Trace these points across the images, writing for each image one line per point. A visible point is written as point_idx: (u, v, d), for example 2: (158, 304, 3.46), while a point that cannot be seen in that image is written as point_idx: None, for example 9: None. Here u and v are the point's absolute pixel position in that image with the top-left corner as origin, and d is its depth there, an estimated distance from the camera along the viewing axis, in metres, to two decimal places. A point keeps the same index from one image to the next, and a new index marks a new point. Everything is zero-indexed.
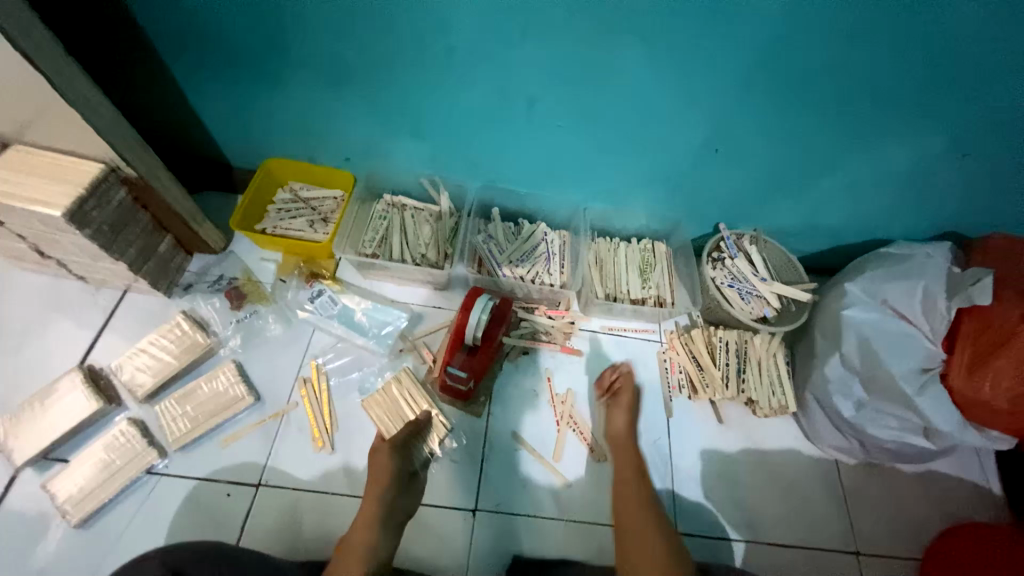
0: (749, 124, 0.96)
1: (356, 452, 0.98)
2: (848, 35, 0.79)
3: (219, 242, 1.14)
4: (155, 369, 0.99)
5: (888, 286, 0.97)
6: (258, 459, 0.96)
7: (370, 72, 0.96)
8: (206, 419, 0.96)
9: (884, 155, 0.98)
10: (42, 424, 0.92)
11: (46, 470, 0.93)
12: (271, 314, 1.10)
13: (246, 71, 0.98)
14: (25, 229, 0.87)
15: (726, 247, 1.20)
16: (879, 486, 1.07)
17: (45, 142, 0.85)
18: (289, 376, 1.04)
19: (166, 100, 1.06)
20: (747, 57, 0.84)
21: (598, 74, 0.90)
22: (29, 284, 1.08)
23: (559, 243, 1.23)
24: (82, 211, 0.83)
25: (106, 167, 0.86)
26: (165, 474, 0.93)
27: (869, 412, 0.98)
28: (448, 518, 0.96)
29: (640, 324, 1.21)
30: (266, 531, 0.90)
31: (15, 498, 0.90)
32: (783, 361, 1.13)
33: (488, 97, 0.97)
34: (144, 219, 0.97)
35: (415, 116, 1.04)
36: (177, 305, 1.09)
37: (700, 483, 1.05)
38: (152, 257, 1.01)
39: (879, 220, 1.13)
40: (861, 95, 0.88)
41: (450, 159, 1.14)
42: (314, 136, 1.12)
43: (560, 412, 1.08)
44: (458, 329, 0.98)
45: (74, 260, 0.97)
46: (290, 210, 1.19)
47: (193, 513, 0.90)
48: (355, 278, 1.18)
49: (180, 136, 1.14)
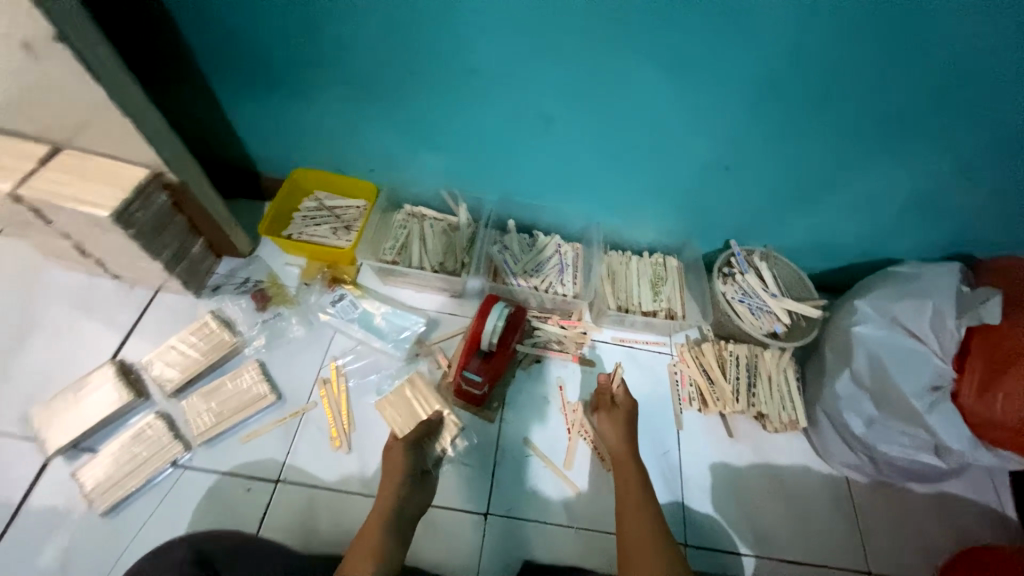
0: (757, 142, 1.00)
1: (370, 454, 1.01)
2: (853, 57, 0.83)
3: (246, 245, 1.19)
4: (184, 365, 1.03)
5: (898, 303, 0.99)
6: (278, 456, 0.99)
7: (397, 88, 1.01)
8: (229, 415, 1.00)
9: (890, 174, 1.01)
10: (74, 416, 0.96)
11: (75, 459, 0.97)
12: (294, 316, 1.14)
13: (281, 85, 1.04)
14: (71, 228, 0.93)
15: (737, 263, 1.22)
16: (890, 506, 1.07)
17: (93, 147, 0.90)
18: (310, 377, 1.07)
19: (203, 110, 1.12)
20: (757, 77, 0.88)
21: (613, 93, 0.95)
22: (68, 282, 1.14)
23: (572, 255, 1.27)
24: (126, 212, 0.88)
25: (151, 173, 0.91)
26: (188, 467, 0.96)
27: (880, 429, 0.98)
28: (460, 522, 0.97)
29: (651, 336, 1.23)
30: (282, 527, 0.93)
31: (46, 485, 0.94)
32: (795, 377, 1.14)
33: (508, 112, 1.02)
34: (179, 222, 1.02)
35: (437, 129, 1.09)
36: (205, 305, 1.13)
37: (709, 495, 1.06)
38: (185, 258, 1.07)
39: (887, 239, 1.15)
40: (869, 114, 0.91)
41: (469, 172, 1.19)
42: (341, 147, 1.18)
43: (572, 420, 1.10)
44: (474, 336, 1.01)
45: (113, 260, 1.03)
46: (316, 218, 1.24)
47: (213, 506, 0.93)
48: (375, 284, 1.23)
49: (214, 145, 1.20)
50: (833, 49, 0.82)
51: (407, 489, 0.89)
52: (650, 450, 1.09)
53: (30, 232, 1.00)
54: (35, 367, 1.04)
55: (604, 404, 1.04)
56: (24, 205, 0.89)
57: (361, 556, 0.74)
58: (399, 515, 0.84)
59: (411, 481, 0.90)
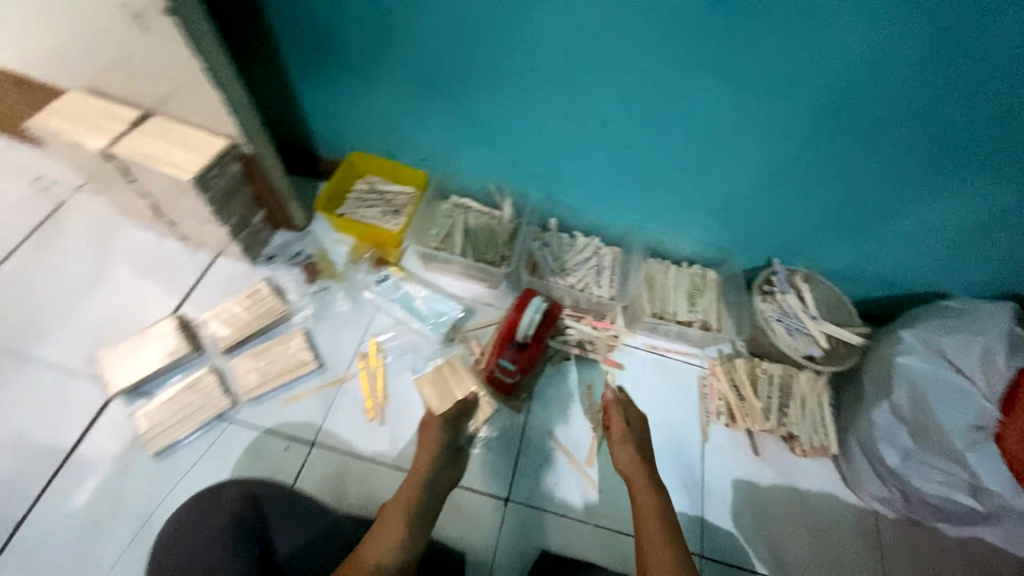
0: (812, 162, 0.99)
1: (401, 428, 1.06)
2: (922, 84, 0.82)
3: (302, 220, 1.25)
4: (236, 326, 1.10)
5: (946, 337, 0.97)
6: (315, 420, 1.05)
7: (459, 81, 1.05)
8: (274, 377, 1.06)
9: (949, 206, 0.98)
10: (135, 362, 1.04)
11: (133, 401, 1.05)
12: (341, 291, 1.20)
13: (350, 71, 1.09)
14: (152, 188, 1.01)
15: (778, 281, 1.21)
16: (918, 545, 1.04)
17: (181, 115, 0.98)
18: (350, 350, 1.13)
19: (276, 90, 1.19)
20: (819, 98, 0.88)
21: (670, 102, 0.96)
22: (139, 239, 1.22)
23: (611, 258, 1.27)
24: (206, 177, 0.95)
25: (230, 143, 0.98)
26: (233, 421, 1.03)
27: (915, 464, 0.96)
28: (481, 504, 1.00)
29: (683, 347, 1.23)
30: (316, 486, 0.99)
31: (106, 422, 1.02)
32: (828, 403, 1.12)
33: (564, 113, 1.05)
34: (246, 191, 1.09)
35: (492, 125, 1.12)
36: (259, 273, 1.20)
37: (729, 510, 1.05)
38: (248, 227, 1.14)
39: (940, 273, 1.11)
40: (933, 143, 0.89)
41: (518, 169, 1.22)
42: (398, 135, 1.22)
43: (597, 421, 1.11)
44: (509, 326, 1.05)
45: (183, 222, 1.10)
46: (367, 199, 1.28)
47: (254, 459, 1.00)
48: (417, 268, 1.27)
49: (281, 123, 1.27)
50: (900, 75, 0.82)
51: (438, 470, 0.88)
52: (673, 459, 1.09)
53: (113, 189, 1.09)
54: (104, 314, 1.13)
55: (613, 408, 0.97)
56: (115, 163, 0.97)
57: (382, 547, 0.74)
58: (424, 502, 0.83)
59: (442, 460, 0.89)
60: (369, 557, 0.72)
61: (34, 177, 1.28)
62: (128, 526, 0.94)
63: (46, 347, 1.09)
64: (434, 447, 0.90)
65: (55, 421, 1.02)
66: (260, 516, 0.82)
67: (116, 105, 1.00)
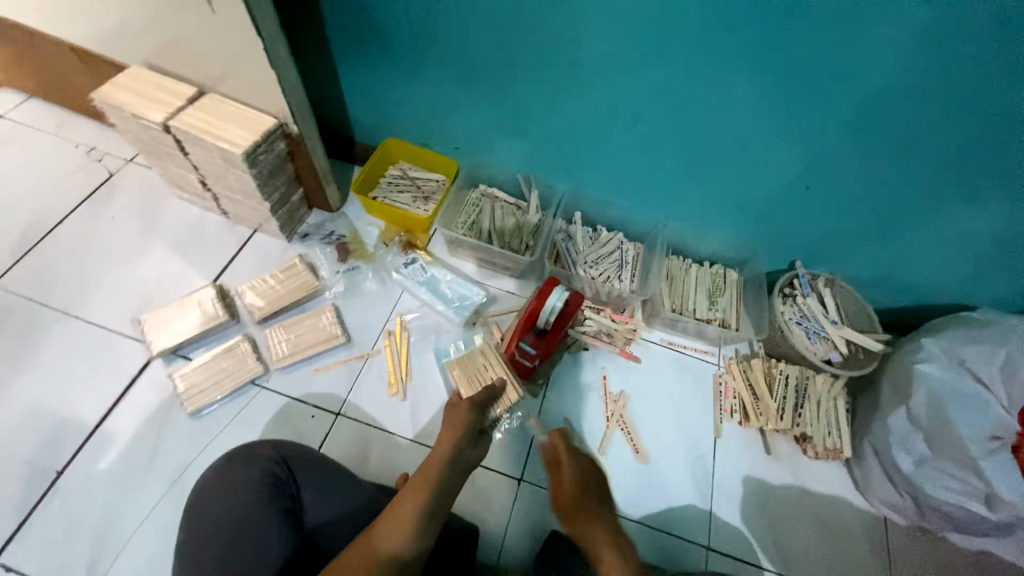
0: (842, 167, 1.00)
1: (422, 404, 1.10)
2: (958, 93, 0.83)
3: (337, 201, 1.31)
4: (270, 298, 1.15)
5: (967, 346, 0.97)
6: (341, 391, 1.10)
7: (496, 73, 1.08)
8: (304, 348, 1.11)
9: (978, 217, 0.98)
10: (176, 325, 1.10)
11: (171, 363, 1.10)
12: (371, 271, 1.25)
13: (392, 60, 1.14)
14: (204, 161, 1.07)
15: (800, 284, 1.22)
16: (929, 554, 1.04)
17: (237, 95, 1.05)
18: (376, 327, 1.18)
19: (320, 75, 1.24)
20: (853, 102, 0.89)
21: (703, 101, 0.98)
22: (183, 211, 1.29)
23: (633, 254, 1.30)
24: (254, 153, 1.02)
25: (278, 122, 1.05)
26: (264, 388, 1.09)
27: (930, 470, 0.96)
28: (496, 482, 1.04)
29: (700, 344, 1.25)
30: (340, 453, 1.03)
31: (146, 380, 1.08)
32: (844, 407, 1.13)
33: (597, 108, 1.07)
34: (288, 170, 1.15)
35: (525, 117, 1.15)
36: (294, 249, 1.26)
37: (738, 505, 1.07)
38: (287, 204, 1.19)
39: (966, 285, 1.11)
40: (964, 153, 0.90)
41: (548, 162, 1.25)
42: (433, 123, 1.26)
43: (611, 410, 1.14)
44: (531, 313, 1.07)
45: (227, 196, 1.16)
46: (398, 185, 1.33)
47: (283, 423, 1.05)
48: (443, 253, 1.31)
49: (322, 108, 1.33)
50: (937, 83, 0.82)
51: (459, 454, 0.83)
52: (685, 453, 1.11)
53: (164, 161, 1.16)
54: (148, 280, 1.20)
55: (563, 455, 0.99)
56: (172, 136, 1.04)
57: (390, 531, 0.70)
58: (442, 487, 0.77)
59: (464, 444, 0.84)
60: (384, 537, 0.69)
61: (89, 149, 1.36)
62: (163, 479, 0.99)
63: (92, 307, 1.15)
64: (457, 430, 0.86)
65: (99, 376, 1.08)
66: (293, 478, 0.82)
67: (175, 82, 1.07)
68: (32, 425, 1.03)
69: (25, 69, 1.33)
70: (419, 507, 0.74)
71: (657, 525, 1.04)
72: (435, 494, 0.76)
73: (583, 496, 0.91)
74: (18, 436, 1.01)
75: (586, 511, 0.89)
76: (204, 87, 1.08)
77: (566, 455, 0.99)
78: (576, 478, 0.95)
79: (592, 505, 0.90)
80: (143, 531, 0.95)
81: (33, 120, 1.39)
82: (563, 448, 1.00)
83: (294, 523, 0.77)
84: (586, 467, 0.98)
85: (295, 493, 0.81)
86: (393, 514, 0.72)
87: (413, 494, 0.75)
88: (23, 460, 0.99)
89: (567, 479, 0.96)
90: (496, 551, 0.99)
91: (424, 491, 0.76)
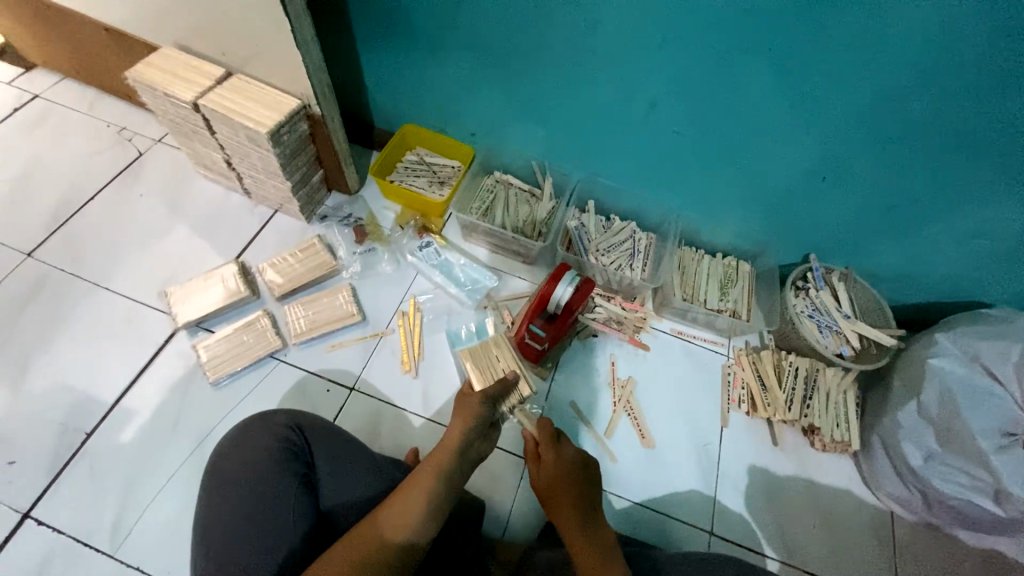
0: (861, 158, 0.99)
1: (433, 383, 1.13)
2: (984, 82, 0.81)
3: (355, 185, 1.34)
4: (290, 275, 1.19)
5: (983, 342, 0.95)
6: (355, 368, 1.13)
7: (513, 58, 1.09)
8: (321, 325, 1.15)
9: (1000, 213, 0.96)
10: (200, 299, 1.14)
11: (194, 335, 1.15)
12: (386, 252, 1.28)
13: (411, 44, 1.15)
14: (230, 141, 1.11)
15: (813, 278, 1.21)
16: (935, 549, 1.03)
17: (264, 76, 1.09)
18: (391, 307, 1.21)
19: (342, 60, 1.27)
20: (873, 91, 0.88)
21: (719, 90, 0.98)
22: (208, 190, 1.33)
23: (645, 243, 1.30)
24: (279, 133, 1.05)
25: (301, 104, 1.08)
26: (282, 361, 1.13)
27: (938, 465, 0.96)
28: (502, 460, 1.07)
29: (710, 335, 1.25)
30: (353, 426, 1.07)
31: (172, 350, 1.13)
32: (853, 400, 1.13)
33: (612, 95, 1.07)
34: (309, 151, 1.19)
35: (541, 103, 1.16)
36: (314, 230, 1.30)
37: (743, 494, 1.08)
38: (307, 185, 1.23)
39: (985, 283, 1.09)
40: (987, 145, 0.88)
41: (562, 149, 1.25)
42: (450, 109, 1.28)
43: (619, 395, 1.16)
44: (542, 296, 1.07)
45: (251, 175, 1.20)
46: (415, 170, 1.36)
47: (299, 396, 1.09)
48: (456, 238, 1.33)
49: (343, 93, 1.36)
50: (960, 73, 0.81)
51: (470, 445, 0.81)
52: (691, 440, 1.12)
53: (192, 141, 1.20)
54: (173, 255, 1.24)
55: (544, 446, 0.89)
56: (201, 115, 1.08)
57: (394, 518, 0.69)
58: (451, 475, 0.76)
59: (476, 437, 0.82)
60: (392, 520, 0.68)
61: (120, 129, 1.41)
62: (185, 445, 1.04)
63: (120, 279, 1.20)
64: (469, 420, 0.84)
65: (127, 346, 1.13)
66: (308, 446, 0.84)
67: (204, 63, 1.11)
68: (64, 389, 1.08)
69: (62, 50, 1.38)
70: (427, 493, 0.72)
71: (660, 508, 1.05)
72: (447, 481, 0.75)
73: (562, 489, 0.84)
74: (50, 398, 1.07)
75: (564, 504, 0.83)
76: (231, 69, 1.12)
77: (546, 445, 0.89)
78: (557, 468, 0.87)
79: (571, 498, 0.83)
80: (165, 492, 1.00)
81: (68, 100, 1.45)
82: (543, 438, 0.90)
83: (310, 492, 0.79)
84: (568, 455, 0.89)
85: (310, 461, 0.83)
86: (399, 499, 0.71)
87: (420, 480, 0.74)
88: (56, 422, 1.05)
89: (546, 467, 0.87)
90: (501, 526, 1.01)
91: (437, 476, 0.75)
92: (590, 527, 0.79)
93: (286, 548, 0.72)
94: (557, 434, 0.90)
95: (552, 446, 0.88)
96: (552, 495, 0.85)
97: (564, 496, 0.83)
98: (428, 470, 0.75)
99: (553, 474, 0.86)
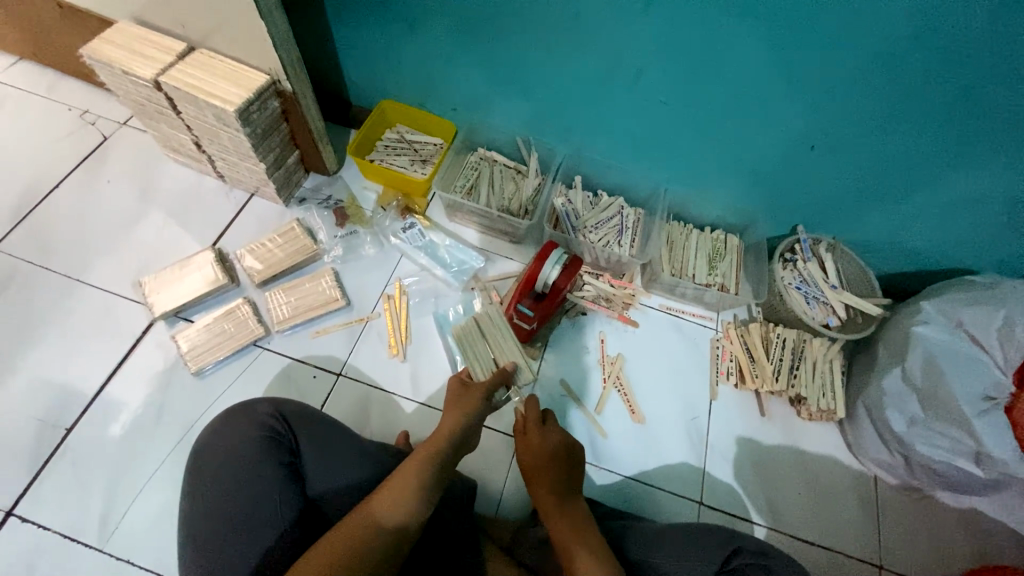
0: (853, 122, 0.95)
1: (422, 364, 1.12)
2: (979, 42, 0.78)
3: (332, 165, 1.29)
4: (271, 261, 1.15)
5: (968, 309, 0.96)
6: (340, 354, 1.11)
7: (492, 25, 1.03)
8: (304, 310, 1.12)
9: (989, 175, 0.95)
10: (177, 288, 1.11)
11: (174, 324, 1.12)
12: (368, 236, 1.24)
13: (383, 13, 1.09)
14: (198, 121, 1.06)
15: (801, 249, 1.20)
16: (915, 511, 1.06)
17: (229, 50, 1.03)
18: (376, 291, 1.19)
19: (311, 30, 1.19)
20: (864, 53, 0.84)
21: (705, 55, 0.93)
22: (180, 174, 1.28)
23: (634, 219, 1.28)
24: (248, 111, 1.00)
25: (271, 79, 1.03)
26: (265, 350, 1.11)
27: (921, 430, 0.97)
28: (494, 439, 1.07)
29: (699, 310, 1.25)
30: (342, 412, 1.06)
31: (149, 342, 1.10)
32: (839, 369, 1.14)
33: (597, 65, 1.03)
34: (282, 130, 1.14)
35: (523, 72, 1.10)
36: (292, 213, 1.26)
37: (732, 464, 1.09)
38: (282, 167, 1.19)
39: (972, 248, 1.08)
40: (981, 111, 0.86)
41: (546, 121, 1.20)
42: (429, 83, 1.22)
43: (608, 372, 1.16)
44: (530, 276, 1.05)
45: (223, 157, 1.15)
46: (395, 148, 1.30)
47: (286, 384, 1.08)
48: (441, 218, 1.30)
49: (316, 67, 1.29)
50: (956, 31, 0.78)
51: (465, 435, 0.82)
52: (680, 414, 1.13)
53: (157, 122, 1.14)
54: (146, 243, 1.20)
55: (531, 426, 0.88)
56: (163, 93, 1.03)
57: (386, 502, 0.69)
58: (445, 462, 0.77)
59: (472, 430, 0.84)
60: (385, 508, 0.68)
61: (82, 112, 1.34)
62: (169, 435, 1.02)
63: (92, 270, 1.16)
64: (466, 409, 0.84)
65: (102, 338, 1.10)
66: (292, 433, 0.82)
67: (163, 37, 1.04)
68: (40, 384, 1.05)
69: (12, 26, 1.29)
70: (422, 476, 0.73)
71: (651, 481, 1.07)
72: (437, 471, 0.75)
73: (542, 470, 0.84)
74: (28, 395, 1.04)
75: (543, 490, 0.83)
76: (194, 43, 1.05)
77: (533, 425, 0.88)
78: (538, 451, 0.85)
79: (548, 479, 0.83)
80: (151, 485, 0.98)
81: (24, 82, 1.37)
82: (530, 415, 0.89)
83: (296, 480, 0.78)
84: (552, 442, 0.86)
85: (296, 448, 0.81)
86: (391, 487, 0.71)
87: (409, 470, 0.74)
88: (33, 418, 1.02)
89: (529, 446, 0.86)
90: (494, 504, 1.01)
91: (426, 467, 0.74)
92: (566, 515, 0.79)
93: (273, 538, 0.72)
94: (542, 417, 0.89)
95: (538, 429, 0.87)
96: (532, 476, 0.85)
97: (544, 481, 0.83)
98: (424, 454, 0.76)
99: (531, 455, 0.86)
